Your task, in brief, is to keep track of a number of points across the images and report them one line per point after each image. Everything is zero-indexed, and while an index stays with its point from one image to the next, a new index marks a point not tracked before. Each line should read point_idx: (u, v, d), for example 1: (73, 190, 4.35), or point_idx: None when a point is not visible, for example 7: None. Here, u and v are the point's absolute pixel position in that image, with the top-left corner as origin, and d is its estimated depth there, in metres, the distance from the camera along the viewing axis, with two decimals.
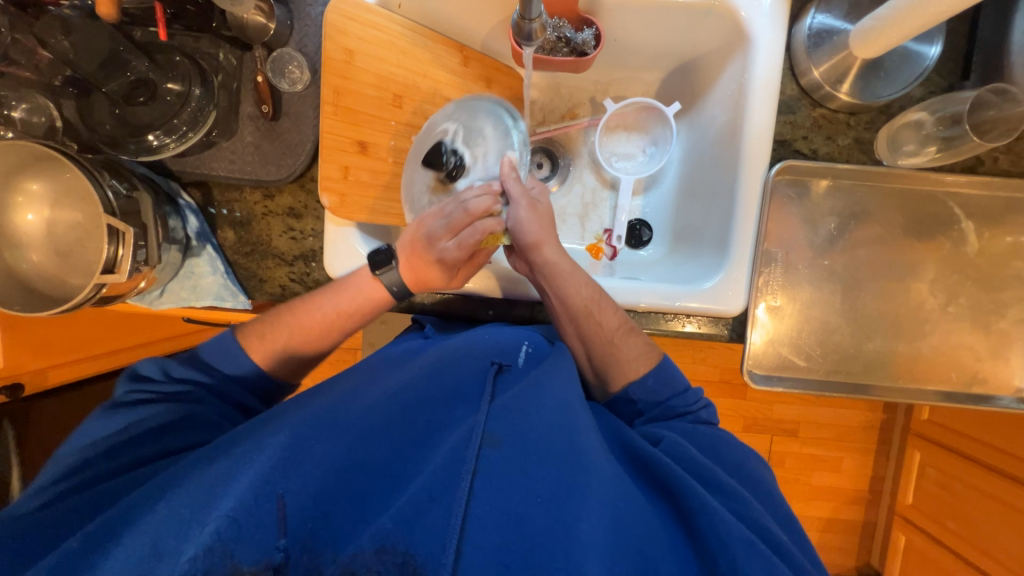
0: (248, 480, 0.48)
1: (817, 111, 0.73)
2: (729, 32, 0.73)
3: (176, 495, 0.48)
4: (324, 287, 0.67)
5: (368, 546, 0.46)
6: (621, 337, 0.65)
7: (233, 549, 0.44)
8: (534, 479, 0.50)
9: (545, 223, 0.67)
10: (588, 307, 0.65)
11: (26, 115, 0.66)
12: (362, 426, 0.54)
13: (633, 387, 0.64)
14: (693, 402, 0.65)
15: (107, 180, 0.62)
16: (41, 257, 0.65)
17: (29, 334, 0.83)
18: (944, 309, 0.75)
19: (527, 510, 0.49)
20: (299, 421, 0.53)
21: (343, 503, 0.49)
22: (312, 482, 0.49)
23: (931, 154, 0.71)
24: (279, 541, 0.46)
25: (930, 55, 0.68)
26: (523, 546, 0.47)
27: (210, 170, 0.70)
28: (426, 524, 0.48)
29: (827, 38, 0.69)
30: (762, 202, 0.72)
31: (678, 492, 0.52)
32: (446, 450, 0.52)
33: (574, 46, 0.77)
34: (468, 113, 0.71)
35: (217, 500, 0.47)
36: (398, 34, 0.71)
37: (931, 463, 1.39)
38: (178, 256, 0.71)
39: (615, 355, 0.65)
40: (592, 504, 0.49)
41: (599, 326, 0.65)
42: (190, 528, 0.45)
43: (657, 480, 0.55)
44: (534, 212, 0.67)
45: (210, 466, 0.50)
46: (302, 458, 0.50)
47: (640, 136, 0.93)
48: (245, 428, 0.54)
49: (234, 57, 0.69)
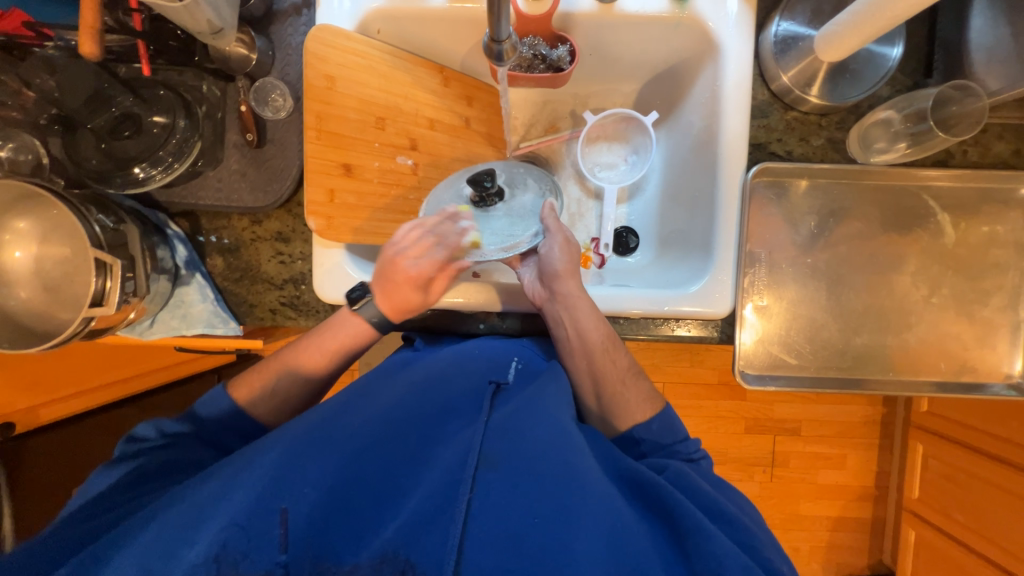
0: (242, 499, 0.47)
1: (789, 114, 0.75)
2: (699, 41, 0.76)
3: (166, 519, 0.47)
4: (310, 331, 0.68)
5: (366, 560, 0.46)
6: (630, 378, 0.67)
7: (238, 557, 0.44)
8: (530, 492, 0.51)
9: (573, 259, 0.68)
10: (605, 343, 0.66)
11: (11, 154, 0.65)
12: (357, 445, 0.54)
13: (639, 428, 0.64)
14: (694, 450, 0.65)
15: (93, 215, 0.62)
16: (29, 293, 0.65)
17: (20, 368, 0.85)
18: (929, 300, 0.76)
19: (527, 523, 0.48)
20: (295, 439, 0.53)
21: (341, 520, 0.48)
22: (308, 499, 0.48)
23: (902, 150, 0.73)
24: (280, 555, 0.45)
25: (892, 55, 0.70)
26: (522, 558, 0.46)
27: (198, 199, 0.71)
28: (425, 540, 0.47)
29: (793, 44, 0.71)
30: (742, 204, 0.73)
31: (671, 513, 0.52)
32: (442, 466, 0.52)
33: (550, 62, 0.79)
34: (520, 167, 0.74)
35: (208, 522, 0.46)
36: (377, 58, 0.72)
37: (935, 454, 1.39)
38: (167, 286, 0.72)
39: (624, 392, 0.66)
40: (589, 517, 0.49)
41: (612, 365, 0.66)
42: (179, 548, 0.44)
43: (651, 502, 0.54)
44: (569, 247, 0.68)
45: (202, 487, 0.49)
46: (297, 475, 0.50)
47: (622, 145, 0.94)
48: (236, 454, 0.54)
49: (217, 89, 0.70)
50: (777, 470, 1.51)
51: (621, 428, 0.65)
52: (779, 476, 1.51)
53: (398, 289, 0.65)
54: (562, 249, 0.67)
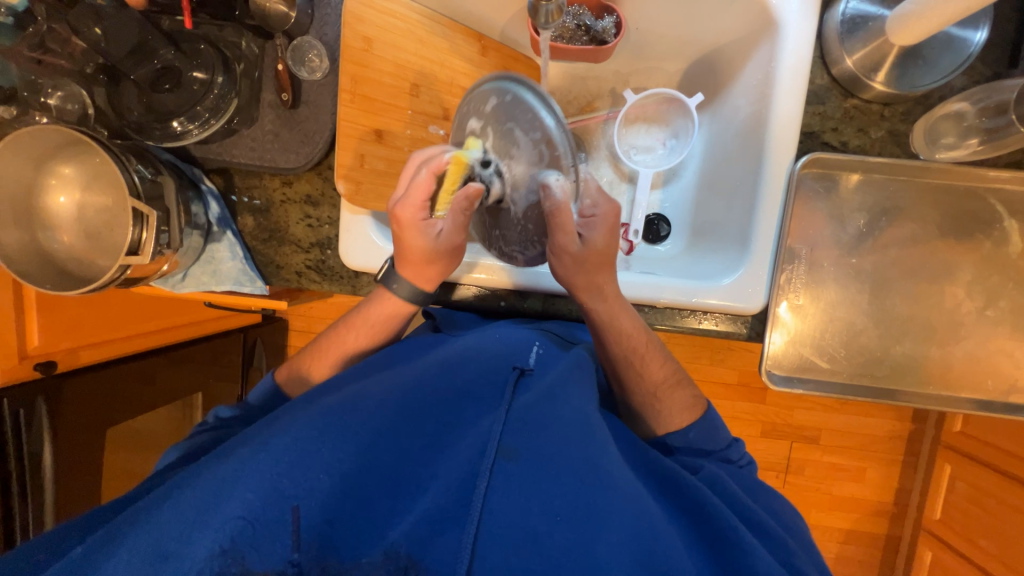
0: (255, 484, 0.46)
1: (849, 101, 0.70)
2: (755, 19, 0.70)
3: (183, 497, 0.47)
4: (344, 316, 0.70)
5: (377, 556, 0.45)
6: (665, 389, 0.66)
7: (247, 553, 0.43)
8: (549, 493, 0.49)
9: (586, 270, 0.61)
10: (633, 356, 0.65)
11: (60, 102, 0.68)
12: (371, 433, 0.53)
13: (674, 435, 0.65)
14: (737, 456, 0.66)
15: (132, 164, 0.63)
16: (71, 238, 0.67)
17: (61, 314, 0.88)
18: (982, 312, 0.71)
19: (544, 526, 0.48)
20: (308, 422, 0.52)
21: (351, 513, 0.48)
22: (322, 487, 0.48)
23: (974, 147, 0.66)
24: (292, 553, 0.44)
25: (974, 40, 0.64)
26: (538, 558, 0.46)
27: (232, 156, 0.72)
28: (440, 541, 0.47)
29: (862, 24, 0.65)
30: (787, 196, 0.69)
31: (710, 521, 0.52)
32: (459, 460, 0.52)
33: (593, 34, 0.75)
34: (499, 102, 0.56)
35: (223, 505, 0.45)
36: (415, 22, 0.71)
37: (962, 477, 1.32)
38: (199, 242, 0.73)
39: (653, 402, 0.66)
40: (611, 518, 0.48)
41: (641, 376, 0.66)
42: (196, 531, 0.44)
43: (685, 503, 0.55)
44: (574, 260, 0.60)
45: (216, 469, 0.49)
46: (310, 464, 0.49)
47: (661, 128, 0.90)
48: (254, 432, 0.55)
49: (256, 47, 0.70)
50: (791, 476, 1.47)
51: (657, 432, 0.66)
52: (792, 483, 1.48)
53: (413, 259, 0.63)
54: (559, 262, 0.61)
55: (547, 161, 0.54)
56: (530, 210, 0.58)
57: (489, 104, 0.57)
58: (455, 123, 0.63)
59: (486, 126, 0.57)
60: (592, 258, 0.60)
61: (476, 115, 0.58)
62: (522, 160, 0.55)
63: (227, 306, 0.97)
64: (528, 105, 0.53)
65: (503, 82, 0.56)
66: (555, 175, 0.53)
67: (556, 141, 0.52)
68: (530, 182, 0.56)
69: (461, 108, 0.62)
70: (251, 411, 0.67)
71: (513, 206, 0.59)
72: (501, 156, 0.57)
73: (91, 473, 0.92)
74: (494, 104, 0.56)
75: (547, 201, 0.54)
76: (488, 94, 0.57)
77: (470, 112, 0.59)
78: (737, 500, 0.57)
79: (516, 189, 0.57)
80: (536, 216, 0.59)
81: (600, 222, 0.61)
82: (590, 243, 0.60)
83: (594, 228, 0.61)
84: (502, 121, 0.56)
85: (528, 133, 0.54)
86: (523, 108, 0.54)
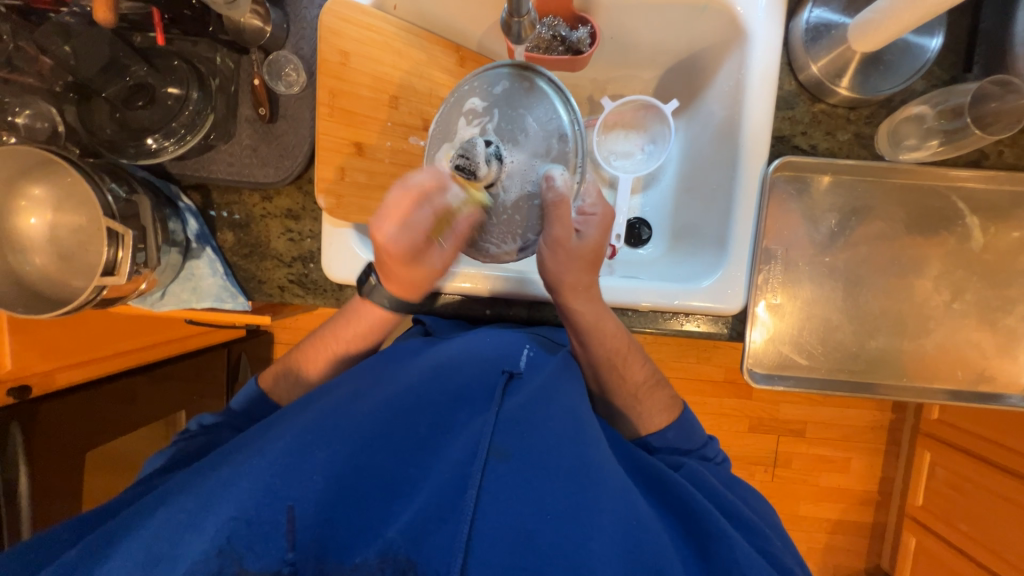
0: (249, 486, 0.47)
1: (816, 106, 0.72)
2: (726, 28, 0.73)
3: (178, 502, 0.48)
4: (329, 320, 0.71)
5: (373, 556, 0.46)
6: (644, 391, 0.68)
7: (242, 553, 0.43)
8: (542, 491, 0.50)
9: (578, 264, 0.62)
10: (614, 359, 0.67)
11: (29, 121, 0.67)
12: (365, 434, 0.53)
13: (655, 437, 0.67)
14: (713, 454, 0.69)
15: (106, 183, 0.62)
16: (44, 259, 0.66)
17: (36, 334, 0.86)
18: (949, 305, 0.74)
19: (537, 523, 0.48)
20: (304, 426, 0.53)
21: (344, 514, 0.48)
22: (315, 487, 0.48)
23: (934, 148, 0.69)
24: (287, 553, 0.44)
25: (931, 47, 0.66)
26: (530, 555, 0.46)
27: (210, 172, 0.71)
28: (434, 541, 0.47)
29: (825, 32, 0.68)
30: (761, 197, 0.71)
31: (694, 515, 0.53)
32: (452, 458, 0.52)
33: (569, 44, 0.76)
34: (509, 86, 0.58)
35: (217, 507, 0.46)
36: (392, 34, 0.71)
37: (942, 463, 1.36)
38: (178, 258, 0.72)
39: (635, 405, 0.68)
40: (603, 517, 0.49)
41: (623, 380, 0.68)
42: (190, 533, 0.45)
43: (669, 499, 0.56)
44: (568, 254, 0.61)
45: (210, 477, 0.50)
46: (304, 465, 0.49)
47: (638, 134, 0.92)
48: (248, 437, 0.55)
49: (231, 61, 0.69)
50: (779, 470, 1.50)
51: (640, 432, 0.68)
52: (780, 476, 1.50)
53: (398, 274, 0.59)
54: (552, 255, 0.61)
55: (552, 156, 0.56)
56: (522, 200, 0.56)
57: (497, 87, 0.59)
58: (446, 103, 0.62)
59: (492, 107, 0.58)
60: (586, 253, 0.62)
61: (478, 97, 0.59)
62: (524, 147, 0.57)
63: (211, 322, 0.96)
64: (542, 95, 0.57)
65: (516, 69, 0.59)
66: (559, 169, 0.56)
67: (569, 137, 0.56)
68: (530, 172, 0.56)
69: (459, 85, 0.62)
70: (238, 417, 0.66)
71: (502, 193, 0.56)
72: (504, 139, 0.57)
73: (71, 497, 0.90)
74: (502, 87, 0.59)
75: (550, 193, 0.55)
76: (498, 78, 0.59)
77: (472, 90, 0.60)
78: (718, 495, 0.58)
79: (512, 176, 0.56)
80: (528, 208, 0.57)
81: (599, 221, 0.63)
82: (586, 240, 0.62)
83: (590, 228, 0.63)
84: (511, 107, 0.57)
85: (540, 122, 0.57)
86: (535, 101, 0.57)
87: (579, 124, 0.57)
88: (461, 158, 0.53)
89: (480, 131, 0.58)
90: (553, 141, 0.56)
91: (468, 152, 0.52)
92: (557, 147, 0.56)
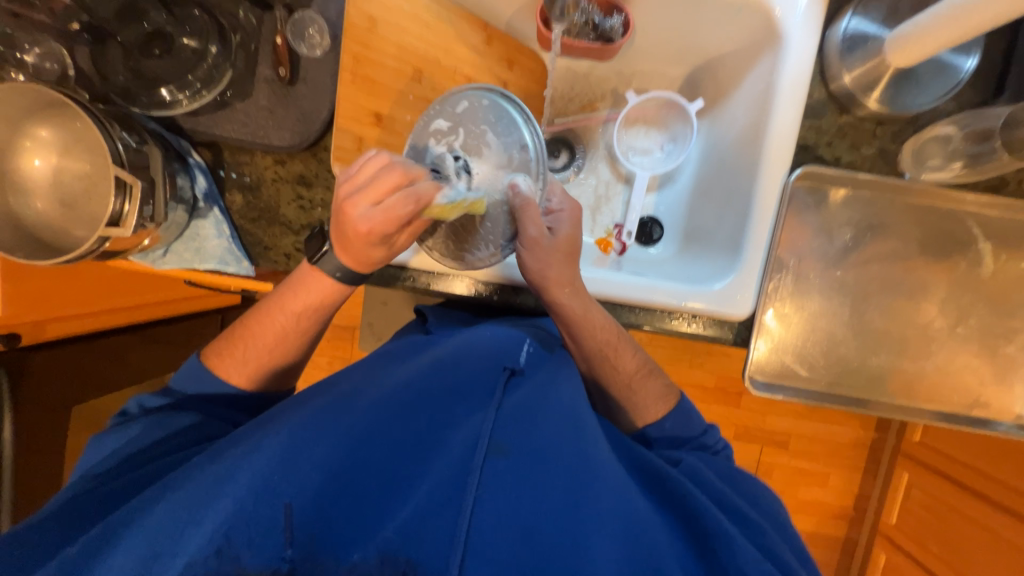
0: (245, 482, 0.45)
1: (843, 118, 0.72)
2: (761, 29, 0.71)
3: (177, 495, 0.45)
4: (276, 290, 0.62)
5: (371, 555, 0.45)
6: (638, 380, 0.69)
7: (242, 552, 0.43)
8: (543, 491, 0.49)
9: (560, 258, 0.63)
10: (606, 350, 0.67)
11: (38, 60, 0.64)
12: (363, 427, 0.51)
13: (652, 427, 0.67)
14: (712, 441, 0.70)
15: (117, 132, 0.60)
16: (45, 204, 0.64)
17: (27, 289, 0.79)
18: (952, 329, 0.74)
19: (536, 522, 0.48)
20: (302, 418, 0.50)
21: (341, 508, 0.47)
22: (312, 483, 0.46)
23: (957, 170, 0.69)
24: (286, 550, 0.44)
25: (965, 68, 0.66)
26: (529, 559, 0.46)
27: (223, 131, 0.69)
28: (430, 538, 0.46)
29: (861, 43, 0.66)
30: (778, 207, 0.71)
31: (695, 515, 0.53)
32: (451, 456, 0.51)
33: (602, 32, 0.76)
34: (467, 109, 0.62)
35: (214, 504, 0.44)
36: (421, 6, 0.70)
37: (919, 485, 1.38)
38: (184, 217, 0.70)
39: (630, 395, 0.69)
40: (601, 517, 0.48)
41: (616, 369, 0.68)
42: (188, 529, 0.43)
43: (670, 500, 0.56)
44: (545, 250, 0.61)
45: (208, 469, 0.47)
46: (301, 460, 0.47)
47: (659, 132, 0.91)
48: (243, 430, 0.51)
49: (254, 17, 0.67)
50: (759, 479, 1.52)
51: (636, 424, 0.69)
52: None
53: (354, 246, 0.54)
54: (532, 255, 0.62)
55: (517, 169, 0.61)
56: (493, 206, 0.61)
57: (454, 109, 0.62)
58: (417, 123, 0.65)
59: (456, 126, 0.61)
60: (561, 244, 0.63)
61: (435, 120, 0.62)
62: (489, 159, 0.60)
63: (210, 284, 0.94)
64: (502, 112, 0.61)
65: (469, 95, 0.62)
66: (522, 177, 0.60)
67: (530, 149, 0.60)
68: (497, 182, 0.60)
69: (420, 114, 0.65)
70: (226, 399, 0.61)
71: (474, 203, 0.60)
72: (472, 153, 0.60)
73: None
74: (460, 108, 0.62)
75: (516, 198, 0.59)
76: (459, 100, 0.62)
77: (437, 112, 0.62)
78: (715, 491, 0.59)
79: (480, 187, 0.60)
80: (499, 214, 0.62)
81: (567, 216, 0.66)
82: (559, 234, 0.64)
83: (562, 223, 0.65)
84: (472, 124, 0.61)
85: (502, 136, 0.61)
86: (496, 116, 0.61)
87: (540, 132, 0.61)
88: (432, 173, 0.58)
89: (446, 149, 0.60)
90: (515, 152, 0.61)
91: (439, 165, 0.58)
92: (522, 159, 0.61)
